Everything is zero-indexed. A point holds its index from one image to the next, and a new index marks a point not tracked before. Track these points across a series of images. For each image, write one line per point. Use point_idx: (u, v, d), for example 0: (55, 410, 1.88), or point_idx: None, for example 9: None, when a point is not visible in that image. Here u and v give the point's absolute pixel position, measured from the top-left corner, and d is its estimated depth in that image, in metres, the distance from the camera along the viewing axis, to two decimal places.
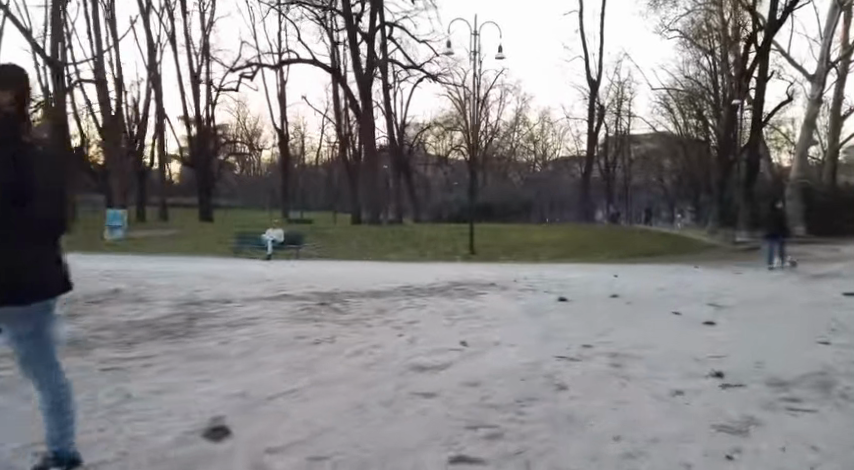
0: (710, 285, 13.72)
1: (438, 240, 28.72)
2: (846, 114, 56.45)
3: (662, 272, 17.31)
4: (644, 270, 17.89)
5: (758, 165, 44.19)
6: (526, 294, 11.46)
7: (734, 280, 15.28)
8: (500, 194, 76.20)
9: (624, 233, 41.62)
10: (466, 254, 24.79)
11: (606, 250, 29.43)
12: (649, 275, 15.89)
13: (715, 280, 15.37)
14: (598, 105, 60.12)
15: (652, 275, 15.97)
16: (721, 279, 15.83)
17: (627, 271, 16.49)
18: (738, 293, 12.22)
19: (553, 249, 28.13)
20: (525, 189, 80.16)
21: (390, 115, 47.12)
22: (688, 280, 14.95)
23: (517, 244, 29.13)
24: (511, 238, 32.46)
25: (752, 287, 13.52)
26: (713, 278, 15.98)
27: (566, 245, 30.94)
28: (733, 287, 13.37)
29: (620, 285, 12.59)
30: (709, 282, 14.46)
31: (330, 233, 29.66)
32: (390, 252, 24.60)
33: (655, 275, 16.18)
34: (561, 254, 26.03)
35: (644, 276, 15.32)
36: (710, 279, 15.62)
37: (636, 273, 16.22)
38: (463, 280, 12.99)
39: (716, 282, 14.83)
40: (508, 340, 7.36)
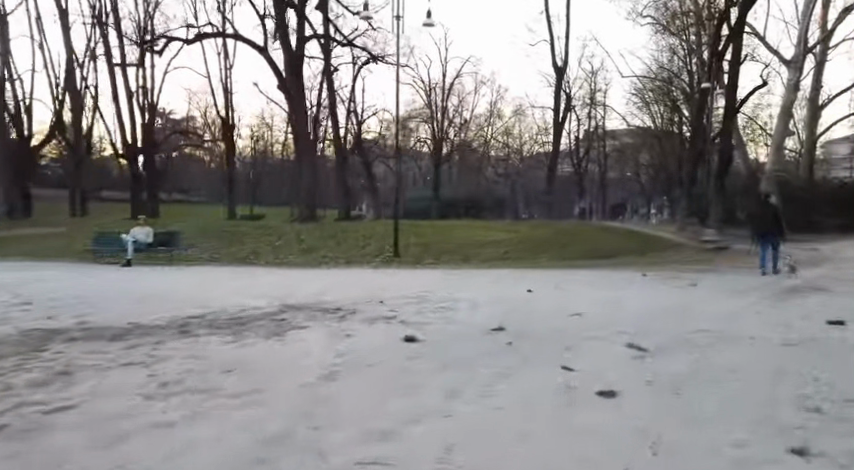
0: (649, 306, 10.21)
1: (360, 239, 25.39)
2: (823, 103, 53.99)
3: (599, 283, 13.91)
4: (576, 280, 14.61)
5: (730, 157, 41.33)
6: (369, 325, 7.81)
7: (686, 296, 11.86)
8: (468, 189, 73.26)
9: (589, 230, 38.47)
10: (386, 259, 21.57)
11: (552, 250, 26.40)
12: (578, 290, 12.44)
13: (658, 295, 12.00)
14: (566, 94, 57.06)
15: (583, 290, 12.53)
16: (670, 292, 12.39)
17: (551, 285, 13.07)
18: (679, 323, 8.71)
19: (492, 250, 24.97)
20: (497, 185, 76.98)
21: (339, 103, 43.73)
22: (626, 297, 11.52)
23: (453, 243, 25.96)
24: (455, 235, 29.24)
25: (704, 309, 10.08)
26: (657, 291, 12.59)
27: (511, 244, 27.85)
28: (676, 309, 9.93)
29: (515, 315, 9.02)
30: (650, 300, 11.00)
31: (243, 231, 26.20)
32: (297, 256, 21.34)
33: (588, 289, 12.74)
34: (498, 257, 22.94)
35: (567, 292, 11.87)
36: (653, 293, 12.25)
37: (561, 287, 12.79)
38: (311, 301, 9.46)
39: (662, 299, 11.36)
40: (195, 457, 3.72)
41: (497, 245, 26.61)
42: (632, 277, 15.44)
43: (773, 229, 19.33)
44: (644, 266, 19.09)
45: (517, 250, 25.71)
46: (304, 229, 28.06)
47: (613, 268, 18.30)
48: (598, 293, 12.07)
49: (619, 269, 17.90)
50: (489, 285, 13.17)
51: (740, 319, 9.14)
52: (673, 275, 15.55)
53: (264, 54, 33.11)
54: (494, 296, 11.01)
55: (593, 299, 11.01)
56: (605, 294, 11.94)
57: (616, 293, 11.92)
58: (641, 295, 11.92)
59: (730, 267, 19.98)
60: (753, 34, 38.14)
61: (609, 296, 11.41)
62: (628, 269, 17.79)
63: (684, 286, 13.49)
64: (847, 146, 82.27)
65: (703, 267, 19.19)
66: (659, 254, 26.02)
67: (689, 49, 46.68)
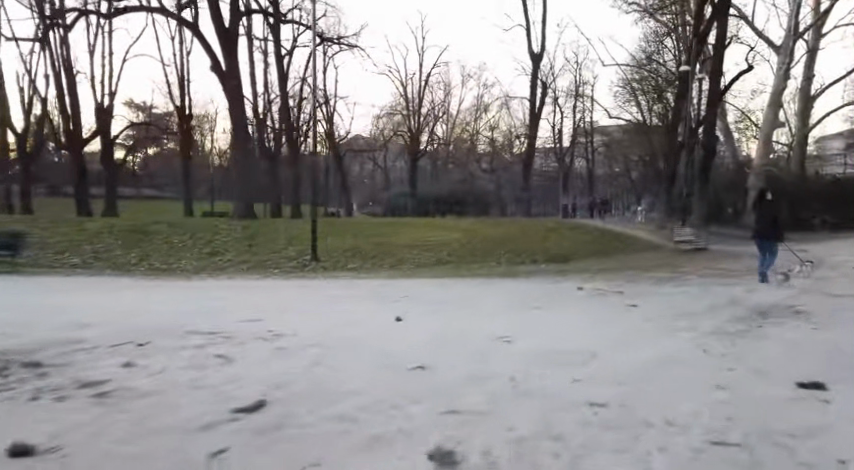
0: (540, 350, 7.01)
1: (284, 239, 22.22)
2: (816, 94, 51.19)
3: (510, 306, 10.73)
4: (487, 301, 11.44)
5: (714, 149, 38.43)
6: (27, 403, 4.64)
7: (614, 328, 8.69)
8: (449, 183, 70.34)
9: (560, 227, 35.44)
10: (299, 264, 18.42)
11: (500, 254, 23.40)
12: (471, 316, 9.25)
13: (573, 325, 8.82)
14: (544, 84, 53.99)
15: (478, 316, 9.37)
16: (594, 321, 9.21)
17: (443, 308, 9.89)
18: (560, 387, 5.55)
19: (427, 255, 21.92)
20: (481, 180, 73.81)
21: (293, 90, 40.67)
22: (528, 330, 8.34)
23: (386, 245, 22.90)
24: (398, 233, 26.22)
25: (621, 356, 6.88)
26: (576, 318, 9.45)
27: (458, 244, 24.82)
28: (580, 356, 6.73)
29: (318, 371, 5.85)
30: (554, 337, 7.80)
31: (152, 231, 22.95)
32: (194, 262, 18.19)
33: (487, 315, 9.52)
34: (429, 264, 19.88)
35: (448, 322, 8.67)
36: (569, 322, 9.07)
37: (453, 312, 9.61)
38: (26, 346, 6.35)
39: (573, 333, 8.20)
40: None
41: (438, 247, 23.58)
42: (565, 294, 12.28)
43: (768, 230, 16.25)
44: (593, 276, 16.11)
45: (459, 254, 22.66)
46: (228, 228, 24.86)
47: (556, 278, 15.23)
48: (492, 321, 8.90)
49: (561, 279, 14.88)
50: (358, 309, 10.00)
51: (662, 377, 6.00)
52: (619, 289, 12.47)
53: (197, 32, 30.14)
54: (332, 330, 7.82)
55: (472, 335, 7.86)
56: (500, 323, 8.76)
57: (513, 322, 8.78)
58: (550, 325, 8.75)
59: (699, 274, 16.98)
60: (738, 15, 35.29)
61: (498, 329, 8.24)
62: (573, 280, 14.77)
63: (620, 307, 10.39)
64: (842, 141, 79.62)
65: (667, 276, 16.16)
66: (620, 258, 23.12)
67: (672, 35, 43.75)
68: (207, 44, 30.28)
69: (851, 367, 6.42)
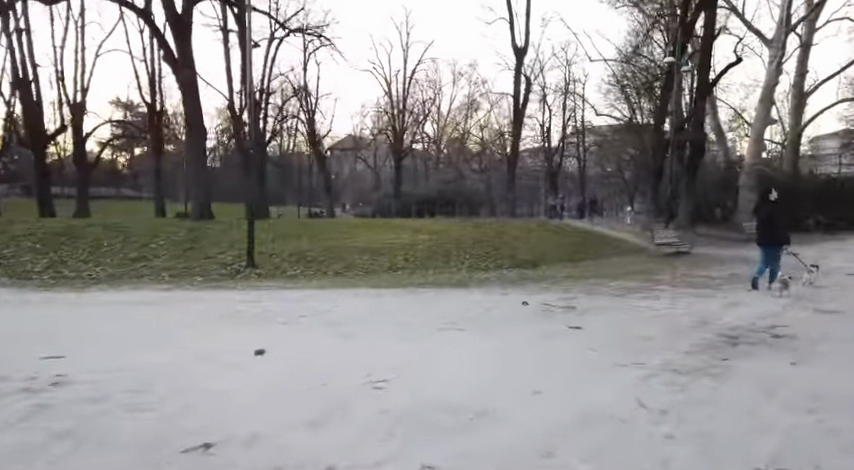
0: (415, 406, 5.11)
1: (226, 244, 20.40)
2: (809, 91, 49.58)
3: (429, 326, 8.82)
4: (405, 318, 9.47)
5: (703, 146, 36.74)
6: None
7: (540, 365, 6.74)
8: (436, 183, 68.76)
9: (538, 228, 33.71)
10: (234, 272, 16.59)
11: (463, 260, 21.59)
12: (362, 349, 7.29)
13: (488, 364, 6.87)
14: (528, 81, 52.32)
15: (374, 348, 7.40)
16: (517, 355, 7.26)
17: (337, 335, 7.91)
18: None
19: (380, 259, 20.11)
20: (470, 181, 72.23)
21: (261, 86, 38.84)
22: (424, 372, 6.39)
23: (337, 250, 21.13)
24: (356, 235, 24.42)
25: (519, 418, 4.96)
26: (497, 351, 7.47)
27: (418, 247, 22.99)
28: (461, 421, 4.80)
29: (55, 455, 3.94)
30: (446, 385, 5.86)
31: (81, 234, 21.00)
32: (114, 268, 16.26)
33: (386, 344, 7.60)
34: (379, 270, 18.02)
35: (324, 360, 6.72)
36: (485, 359, 7.13)
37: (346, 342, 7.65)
38: None
39: (477, 377, 6.25)
40: None
41: (393, 251, 21.76)
42: (506, 310, 10.36)
43: (769, 238, 15.07)
44: (553, 285, 14.23)
45: (418, 259, 20.84)
46: (170, 232, 22.96)
47: (508, 288, 13.37)
48: (383, 357, 6.95)
49: (516, 290, 12.98)
50: (234, 338, 8.08)
51: (564, 456, 4.07)
52: (572, 304, 10.57)
53: (148, 20, 28.30)
54: (153, 378, 5.88)
55: (341, 381, 5.92)
56: (393, 360, 6.84)
57: (411, 359, 6.87)
58: (459, 363, 6.83)
59: (676, 283, 15.10)
60: (727, 6, 33.67)
61: (381, 371, 6.31)
62: (527, 290, 12.87)
63: (562, 331, 8.47)
64: (837, 141, 78.28)
65: (638, 286, 14.31)
66: (592, 263, 21.33)
67: (659, 29, 42.01)
68: (163, 34, 28.70)
69: (841, 432, 4.53)
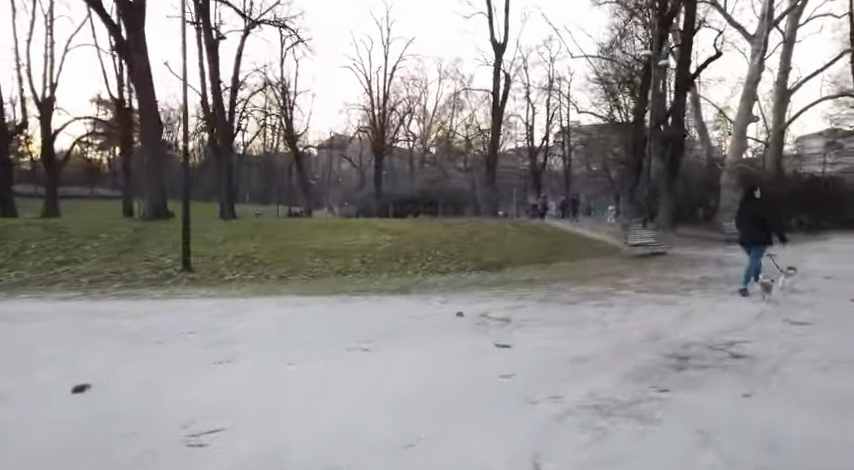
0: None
1: (166, 246, 18.99)
2: (793, 88, 48.76)
3: (333, 342, 7.44)
4: (312, 334, 8.08)
5: (681, 143, 35.95)
6: None
7: (439, 400, 5.39)
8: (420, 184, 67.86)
9: (513, 229, 32.52)
10: (165, 278, 15.19)
11: (425, 263, 20.32)
12: (226, 378, 5.91)
13: (377, 396, 5.55)
14: (507, 78, 51.43)
15: (243, 377, 6.01)
16: (419, 382, 5.92)
17: (207, 358, 6.51)
18: None
19: (334, 262, 18.76)
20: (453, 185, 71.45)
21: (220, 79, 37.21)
22: (283, 414, 5.04)
23: (289, 252, 19.76)
24: (313, 236, 23.03)
25: None
26: (398, 375, 6.13)
27: (377, 249, 21.66)
28: None
29: None
30: (295, 437, 4.51)
31: (12, 236, 19.57)
32: (31, 272, 14.89)
33: (261, 369, 6.22)
34: (328, 274, 16.67)
35: (162, 398, 5.34)
36: (377, 387, 5.80)
37: (215, 367, 6.26)
38: None
39: (348, 421, 4.90)
40: None
41: (350, 253, 20.39)
42: (438, 320, 8.99)
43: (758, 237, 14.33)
44: (506, 292, 12.96)
45: (374, 262, 19.51)
46: (113, 233, 21.52)
47: (449, 296, 12.09)
48: (244, 392, 5.56)
49: (461, 298, 11.69)
50: (84, 364, 6.66)
51: None
52: (514, 316, 9.28)
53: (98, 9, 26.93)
54: None
55: (159, 434, 4.53)
56: (254, 396, 5.46)
57: (276, 394, 5.50)
58: (338, 398, 5.46)
59: (643, 288, 13.87)
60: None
61: (225, 414, 4.94)
62: (473, 298, 11.58)
63: (488, 348, 7.11)
64: (822, 140, 77.89)
65: (599, 292, 13.07)
66: (561, 266, 20.12)
67: (638, 23, 40.95)
68: (119, 23, 27.44)
69: None
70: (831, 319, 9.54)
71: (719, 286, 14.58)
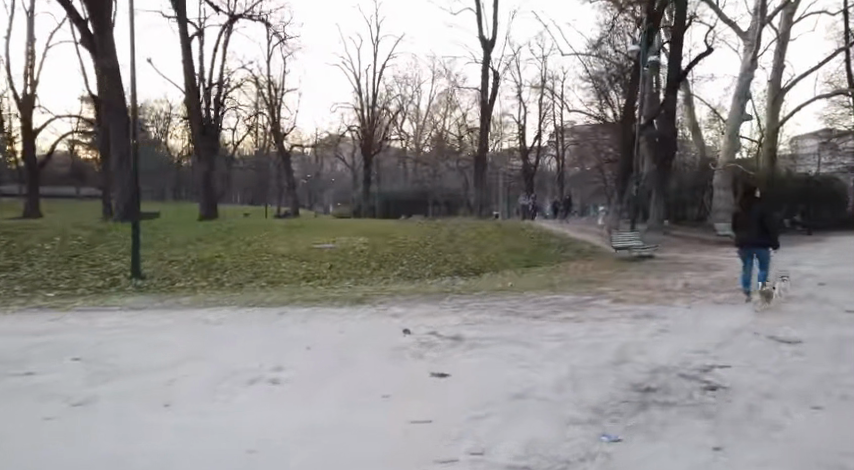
0: None
1: (121, 249, 18.01)
2: (787, 87, 47.83)
3: (237, 369, 6.36)
4: (225, 358, 7.00)
5: (672, 143, 34.98)
6: None
7: (329, 454, 4.32)
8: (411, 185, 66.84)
9: (498, 230, 31.52)
10: (109, 285, 14.16)
11: (400, 267, 19.23)
12: (78, 425, 4.84)
13: (257, 445, 4.48)
14: (497, 77, 50.49)
15: (101, 423, 4.93)
16: (317, 424, 4.85)
17: (69, 397, 5.46)
18: None
19: (299, 267, 17.69)
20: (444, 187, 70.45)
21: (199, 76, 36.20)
22: None
23: (254, 256, 18.74)
24: (283, 240, 21.93)
25: None
26: (296, 415, 5.05)
27: (350, 253, 20.53)
28: None
29: None
30: None
31: None
32: None
33: (131, 410, 5.14)
34: (289, 281, 15.60)
35: None
36: (264, 431, 4.73)
37: (74, 409, 5.19)
38: None
39: None
40: None
41: (320, 257, 19.33)
42: (380, 341, 7.86)
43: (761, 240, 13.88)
44: (471, 302, 11.89)
45: (343, 267, 18.37)
46: (72, 235, 20.52)
47: (405, 308, 11.04)
48: (90, 444, 4.50)
49: (418, 311, 10.60)
50: None
51: None
52: (466, 333, 8.21)
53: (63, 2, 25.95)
54: None
55: None
56: (101, 448, 4.40)
57: (132, 445, 4.43)
58: (204, 450, 4.39)
59: (620, 298, 12.81)
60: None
61: None
62: (429, 311, 10.49)
63: (418, 379, 6.03)
64: (816, 140, 77.12)
65: (571, 303, 12.02)
66: (541, 271, 19.12)
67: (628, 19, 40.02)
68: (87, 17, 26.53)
69: None
70: (822, 337, 8.52)
71: (701, 295, 13.57)
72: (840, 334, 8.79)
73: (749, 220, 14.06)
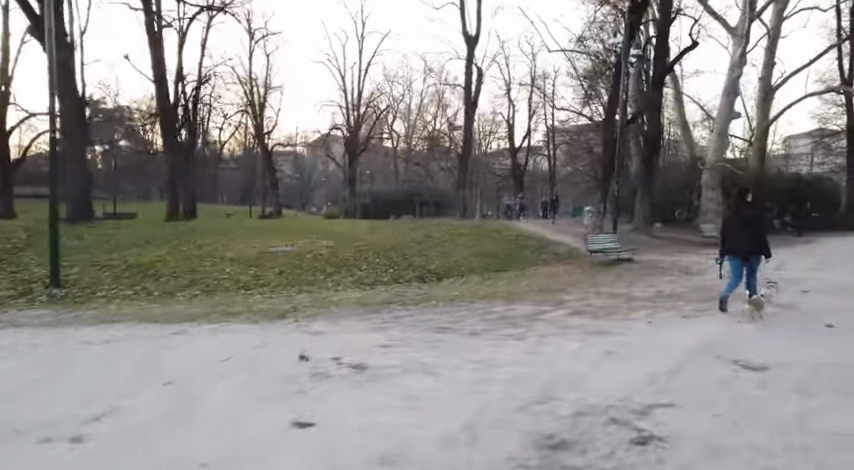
0: None
1: (50, 255, 16.74)
2: (777, 85, 46.79)
3: (38, 419, 5.00)
4: (52, 398, 5.67)
5: (655, 141, 33.86)
6: None
7: None
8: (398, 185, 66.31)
9: (476, 232, 30.40)
10: (19, 296, 12.89)
11: (358, 273, 17.92)
12: None
13: None
14: (481, 74, 49.59)
15: None
16: None
17: None
18: None
19: (244, 273, 16.40)
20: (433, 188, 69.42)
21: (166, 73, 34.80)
22: None
23: (197, 261, 17.43)
24: (237, 245, 20.63)
25: None
26: None
27: (305, 258, 19.17)
28: None
29: None
30: None
31: None
32: None
33: None
34: (226, 289, 14.30)
35: None
36: None
37: None
38: None
39: None
40: None
41: (272, 262, 18.08)
42: (263, 364, 6.52)
43: (752, 247, 12.75)
44: (411, 315, 10.65)
45: (293, 273, 17.00)
46: (9, 238, 19.34)
47: (328, 321, 9.77)
48: None
49: (343, 327, 9.34)
50: None
51: None
52: (373, 358, 6.91)
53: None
54: None
55: None
56: None
57: None
58: None
59: (581, 310, 11.59)
60: None
61: None
62: (355, 327, 9.23)
63: (264, 433, 4.68)
64: (809, 142, 76.21)
65: (524, 316, 10.78)
66: (508, 277, 17.92)
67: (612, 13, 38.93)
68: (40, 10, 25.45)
69: None
70: (794, 360, 7.31)
71: (674, 306, 12.29)
72: (817, 356, 7.59)
73: (741, 224, 13.00)
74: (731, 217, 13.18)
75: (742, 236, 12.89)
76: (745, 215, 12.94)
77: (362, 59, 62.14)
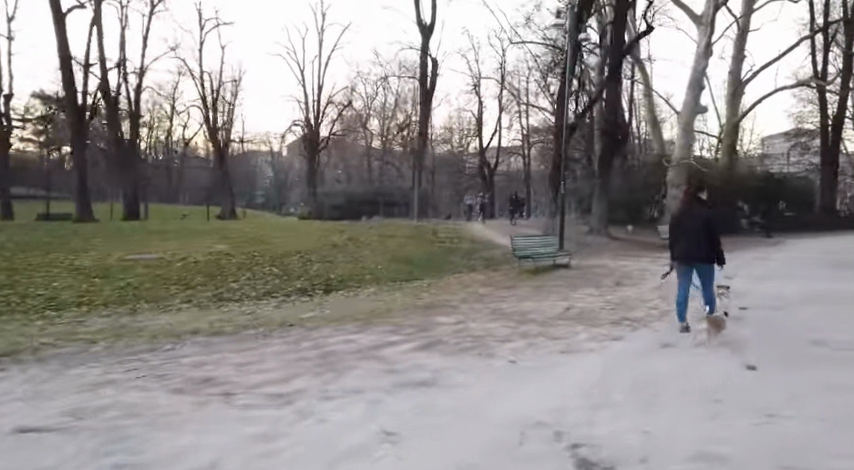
0: None
1: None
2: (746, 79, 44.80)
3: None
4: None
5: (608, 134, 31.48)
6: None
7: None
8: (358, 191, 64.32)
9: (410, 234, 27.72)
10: None
11: (228, 286, 14.96)
12: None
13: None
14: (434, 66, 46.98)
15: None
16: None
17: None
18: None
19: (75, 288, 13.34)
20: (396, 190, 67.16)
21: (68, 61, 31.21)
22: None
23: (26, 273, 14.39)
24: (100, 252, 17.61)
25: None
26: None
27: (174, 266, 16.27)
28: None
29: None
30: None
31: None
32: None
33: None
34: (21, 313, 11.10)
35: None
36: None
37: None
38: None
39: None
40: None
41: (124, 273, 14.99)
42: None
43: (706, 256, 10.26)
44: (193, 353, 7.72)
45: (142, 287, 14.04)
46: None
47: (52, 369, 6.87)
48: None
49: (53, 380, 6.39)
50: None
51: None
52: None
53: None
54: None
55: None
56: None
57: None
58: None
59: (441, 340, 8.78)
60: None
61: None
62: (66, 381, 6.30)
63: None
64: (782, 142, 74.85)
65: (350, 352, 7.94)
66: (408, 290, 15.20)
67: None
68: None
69: None
70: (662, 451, 4.63)
71: (576, 331, 9.62)
72: (708, 436, 4.93)
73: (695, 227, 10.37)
74: (682, 214, 10.48)
75: (695, 242, 10.34)
76: (693, 217, 10.36)
77: (320, 53, 59.20)
